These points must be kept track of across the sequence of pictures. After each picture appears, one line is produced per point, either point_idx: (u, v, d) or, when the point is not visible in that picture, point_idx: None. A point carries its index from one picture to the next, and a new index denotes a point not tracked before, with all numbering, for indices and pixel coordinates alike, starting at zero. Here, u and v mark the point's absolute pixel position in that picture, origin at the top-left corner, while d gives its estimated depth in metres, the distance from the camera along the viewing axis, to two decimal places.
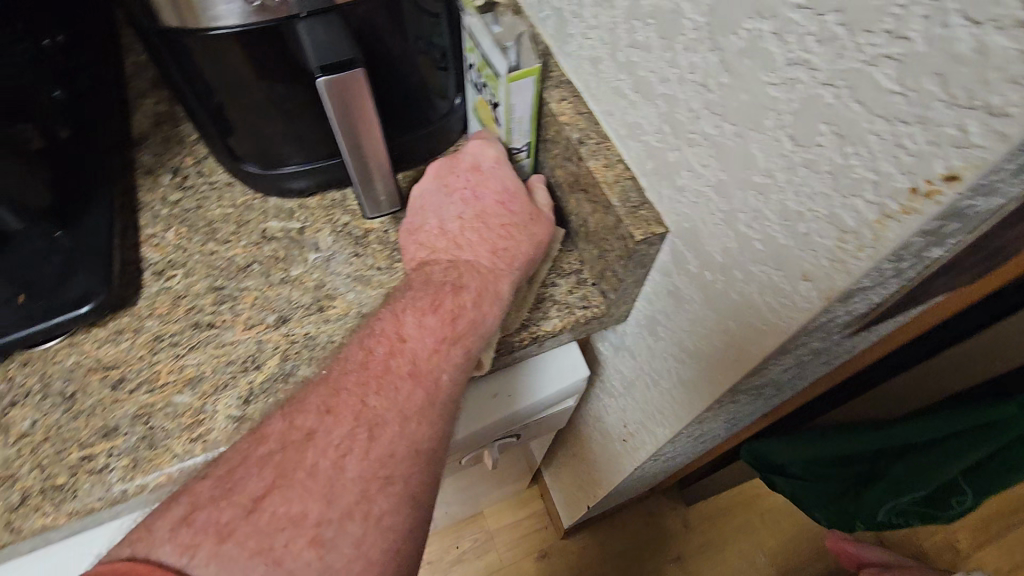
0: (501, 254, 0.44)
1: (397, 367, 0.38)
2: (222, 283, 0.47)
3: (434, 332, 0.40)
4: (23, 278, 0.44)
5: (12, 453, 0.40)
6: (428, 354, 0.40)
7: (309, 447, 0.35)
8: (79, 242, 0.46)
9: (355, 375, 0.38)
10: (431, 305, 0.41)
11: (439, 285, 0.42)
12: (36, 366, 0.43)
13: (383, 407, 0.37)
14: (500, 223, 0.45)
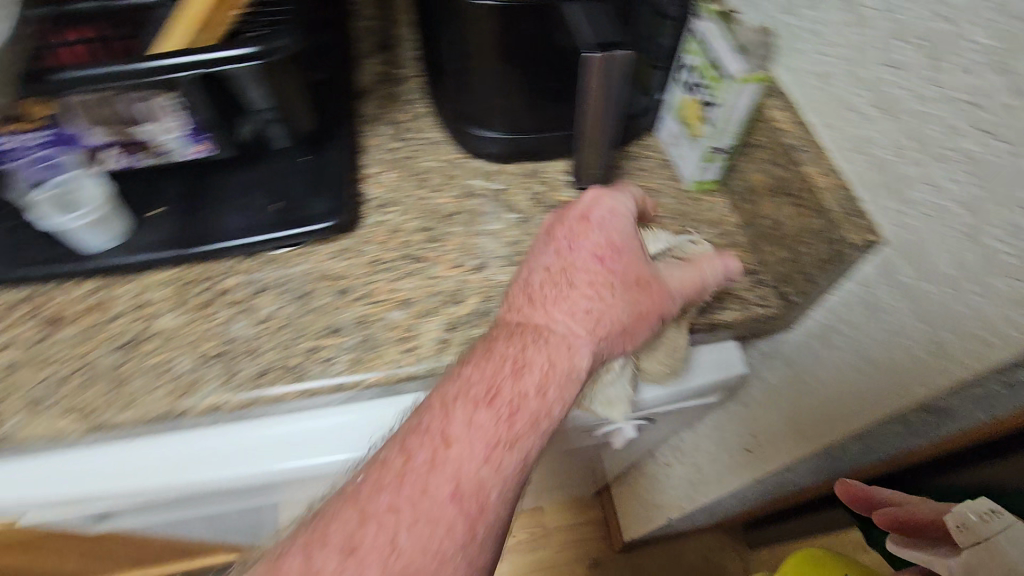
0: (585, 317, 0.42)
1: (459, 455, 0.38)
2: (431, 225, 0.53)
3: (493, 425, 0.39)
4: (280, 191, 0.52)
5: (256, 331, 0.46)
6: (474, 465, 0.38)
7: None
8: (325, 169, 0.53)
9: (389, 495, 0.37)
10: (486, 395, 0.40)
11: (502, 371, 0.40)
12: (277, 265, 0.50)
13: (442, 503, 0.37)
14: (589, 280, 0.42)
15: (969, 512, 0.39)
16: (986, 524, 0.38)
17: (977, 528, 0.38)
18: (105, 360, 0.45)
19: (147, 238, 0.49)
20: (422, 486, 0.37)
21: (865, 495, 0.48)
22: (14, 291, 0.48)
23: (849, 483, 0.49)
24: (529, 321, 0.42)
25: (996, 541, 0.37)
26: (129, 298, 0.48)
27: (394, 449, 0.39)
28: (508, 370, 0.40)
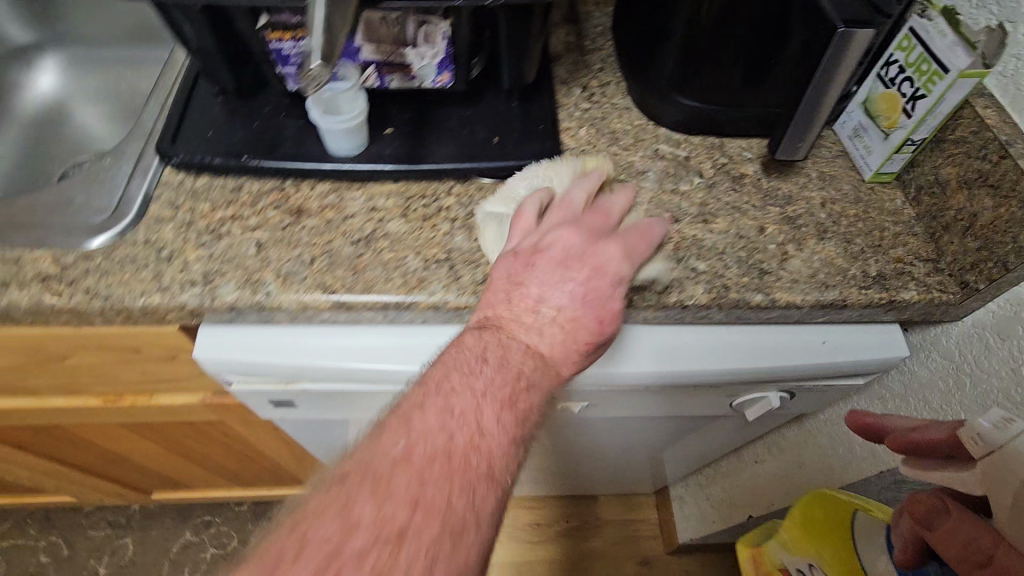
0: (577, 321, 0.43)
1: (428, 458, 0.34)
2: (624, 178, 0.57)
3: (516, 426, 0.38)
4: (495, 128, 0.57)
5: (475, 246, 0.51)
6: (499, 457, 0.37)
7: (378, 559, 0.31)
8: (534, 115, 0.58)
9: (431, 472, 0.34)
10: (510, 396, 0.39)
11: (451, 386, 0.38)
12: (488, 193, 0.55)
13: (472, 486, 0.35)
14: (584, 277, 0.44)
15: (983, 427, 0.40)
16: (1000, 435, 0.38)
17: (988, 443, 0.39)
18: (343, 250, 0.50)
19: (380, 151, 0.54)
20: (400, 493, 0.33)
21: (878, 425, 0.49)
22: (264, 182, 0.54)
23: (862, 415, 0.50)
24: (486, 342, 0.41)
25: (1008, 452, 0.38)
26: (360, 202, 0.53)
27: (347, 475, 0.34)
28: (458, 386, 0.38)
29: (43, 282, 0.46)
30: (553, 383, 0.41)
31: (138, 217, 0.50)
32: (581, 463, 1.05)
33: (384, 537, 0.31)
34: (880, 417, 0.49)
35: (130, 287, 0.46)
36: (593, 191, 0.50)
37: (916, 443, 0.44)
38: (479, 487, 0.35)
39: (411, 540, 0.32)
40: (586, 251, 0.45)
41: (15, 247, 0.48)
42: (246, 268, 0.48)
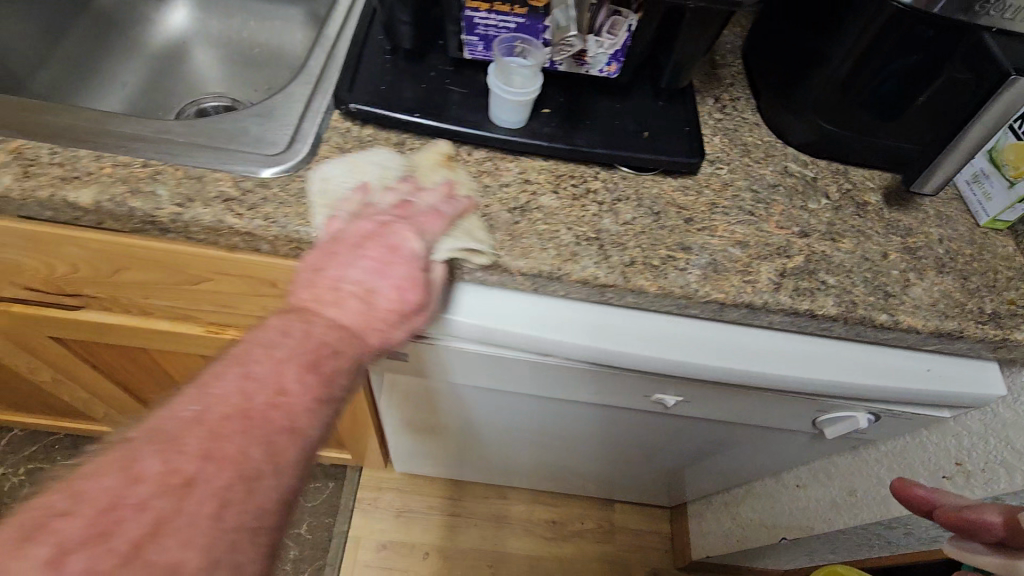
0: (388, 292, 0.43)
1: (223, 415, 0.34)
2: (757, 189, 0.60)
3: (321, 382, 0.38)
4: (644, 122, 0.59)
5: (622, 230, 0.53)
6: (303, 410, 0.37)
7: (180, 500, 0.30)
8: (680, 115, 0.60)
9: (230, 423, 0.34)
10: (314, 356, 0.39)
11: (254, 354, 0.37)
12: (632, 183, 0.58)
13: (272, 433, 0.35)
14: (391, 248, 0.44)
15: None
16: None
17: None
18: (501, 216, 0.52)
19: (538, 128, 0.56)
20: (189, 449, 0.32)
21: (926, 499, 0.50)
22: (424, 141, 0.56)
23: (908, 485, 0.51)
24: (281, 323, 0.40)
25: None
26: (514, 173, 0.56)
27: (138, 435, 0.33)
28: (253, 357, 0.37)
29: (226, 202, 0.48)
30: (369, 346, 0.42)
31: (311, 156, 0.53)
32: (575, 458, 1.06)
33: (168, 489, 0.31)
34: (927, 490, 0.51)
35: (306, 219, 0.49)
36: (428, 190, 0.49)
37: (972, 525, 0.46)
38: (277, 442, 0.35)
39: (199, 488, 0.31)
40: (389, 230, 0.45)
41: (198, 165, 0.50)
42: (319, 209, 0.48)
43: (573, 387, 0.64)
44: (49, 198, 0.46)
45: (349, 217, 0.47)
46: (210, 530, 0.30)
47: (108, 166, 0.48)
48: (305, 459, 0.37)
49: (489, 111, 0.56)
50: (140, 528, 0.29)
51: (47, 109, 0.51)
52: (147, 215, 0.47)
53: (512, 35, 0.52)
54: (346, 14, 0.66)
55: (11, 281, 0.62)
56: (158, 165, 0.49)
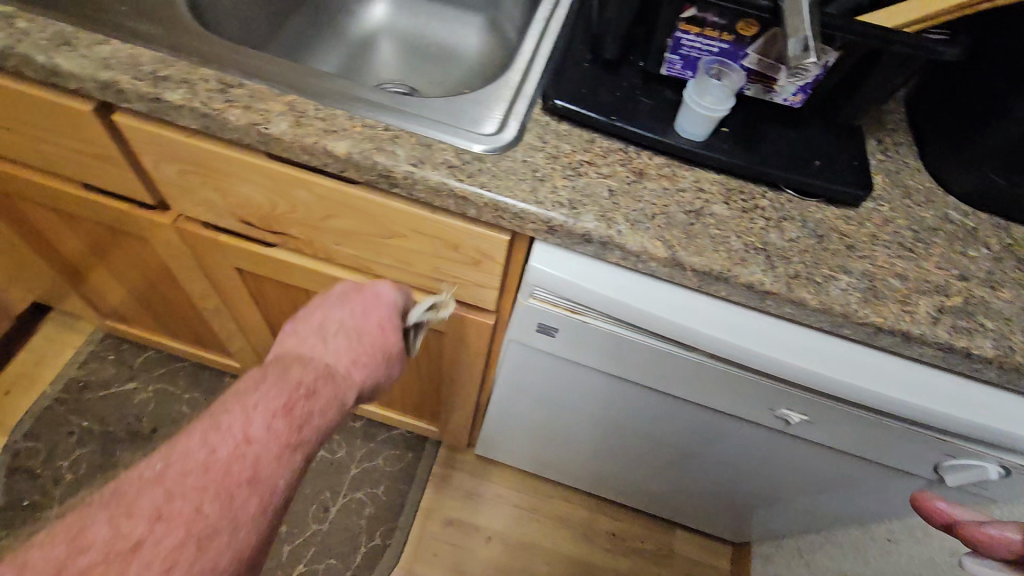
0: (352, 357, 0.54)
1: (184, 472, 0.42)
2: (918, 229, 0.62)
3: (286, 431, 0.46)
4: (817, 151, 0.63)
5: (788, 246, 0.57)
6: (268, 459, 0.45)
7: (131, 557, 0.38)
8: (852, 150, 0.64)
9: (195, 478, 0.42)
10: (280, 411, 0.46)
11: (227, 407, 0.46)
12: (798, 206, 0.61)
13: (238, 483, 0.43)
14: (374, 326, 0.57)
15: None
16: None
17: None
18: (678, 216, 0.58)
19: (717, 143, 0.61)
20: (145, 509, 0.40)
21: (946, 513, 0.41)
22: (611, 142, 0.63)
23: (929, 496, 0.43)
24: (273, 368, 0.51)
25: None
26: (691, 180, 0.61)
27: (108, 494, 0.41)
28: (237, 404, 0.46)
29: (449, 168, 0.56)
30: (336, 395, 0.51)
31: (517, 141, 0.60)
32: (640, 463, 1.09)
33: (117, 553, 0.38)
34: (952, 505, 0.42)
35: (514, 193, 0.56)
36: (390, 298, 0.61)
37: (986, 536, 0.37)
38: (238, 492, 0.43)
39: (147, 548, 0.38)
40: (348, 318, 0.57)
41: (427, 135, 0.58)
42: None
43: (700, 387, 0.68)
44: (312, 145, 0.56)
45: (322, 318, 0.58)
46: None
47: (358, 125, 0.57)
48: (264, 507, 0.44)
49: (675, 122, 0.61)
50: None
51: (310, 73, 0.61)
52: (386, 169, 0.56)
53: (715, 58, 0.58)
54: (544, 25, 0.74)
55: (231, 214, 0.73)
56: (396, 130, 0.58)
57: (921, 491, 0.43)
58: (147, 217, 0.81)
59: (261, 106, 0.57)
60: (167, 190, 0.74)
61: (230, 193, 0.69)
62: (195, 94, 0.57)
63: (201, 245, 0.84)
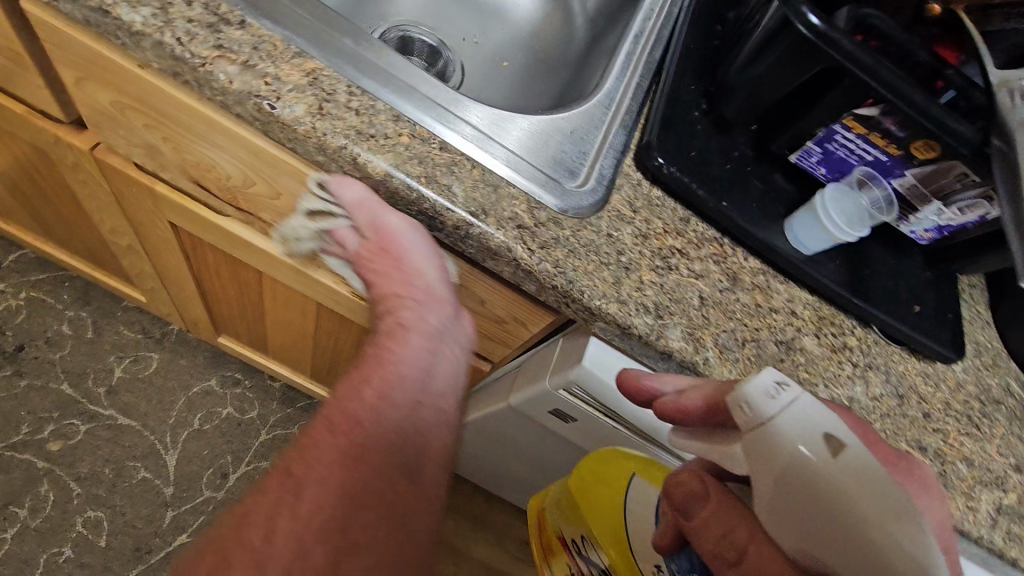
0: (339, 464, 0.38)
1: (319, 437, 0.40)
2: (983, 402, 0.56)
3: (343, 422, 0.40)
4: (912, 293, 0.55)
5: (872, 409, 0.50)
6: (372, 439, 0.40)
7: (300, 456, 0.39)
8: (940, 298, 0.56)
9: (304, 455, 0.39)
10: (343, 419, 0.40)
11: (327, 436, 0.40)
12: (881, 350, 0.53)
13: (322, 467, 0.38)
14: (303, 455, 0.39)
15: (752, 396, 0.35)
16: (768, 404, 0.35)
17: (755, 413, 0.35)
18: (768, 346, 0.47)
19: (822, 261, 0.51)
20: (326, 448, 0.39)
21: (649, 390, 0.43)
22: (705, 227, 0.50)
23: (635, 375, 0.44)
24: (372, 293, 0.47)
25: (773, 423, 0.34)
26: (784, 299, 0.50)
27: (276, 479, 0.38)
28: (376, 381, 0.42)
29: (519, 229, 0.41)
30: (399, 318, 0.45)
31: (602, 204, 0.46)
32: None
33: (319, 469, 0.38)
34: (651, 379, 0.43)
35: (593, 282, 0.42)
36: None
37: (678, 410, 0.40)
38: (360, 418, 0.40)
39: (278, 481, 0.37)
40: (348, 426, 0.40)
41: (505, 177, 0.43)
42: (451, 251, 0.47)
43: None
44: (337, 150, 0.39)
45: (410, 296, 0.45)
46: (325, 476, 0.37)
47: (406, 135, 0.41)
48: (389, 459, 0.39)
49: (787, 226, 0.50)
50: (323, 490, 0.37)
51: (343, 30, 0.42)
52: (435, 210, 0.40)
53: (864, 167, 0.47)
54: (639, 36, 0.57)
55: (182, 170, 0.54)
56: (456, 154, 0.42)
57: (632, 370, 0.45)
58: (53, 133, 0.58)
59: (270, 71, 0.39)
60: (91, 115, 0.53)
61: (187, 151, 0.50)
62: (171, 24, 0.37)
63: (126, 186, 0.63)
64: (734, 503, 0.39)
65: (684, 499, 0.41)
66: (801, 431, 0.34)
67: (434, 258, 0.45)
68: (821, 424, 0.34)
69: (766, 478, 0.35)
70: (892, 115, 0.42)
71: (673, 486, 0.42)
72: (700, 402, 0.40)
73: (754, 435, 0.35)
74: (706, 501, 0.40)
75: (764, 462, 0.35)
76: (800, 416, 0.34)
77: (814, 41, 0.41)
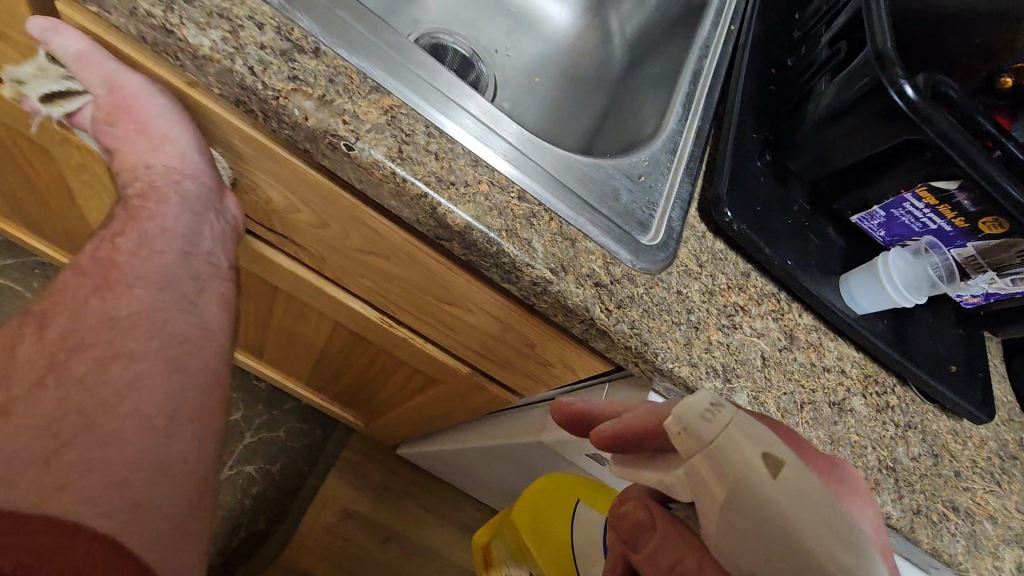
0: (101, 324, 0.38)
1: (80, 298, 0.39)
2: (1004, 457, 0.58)
3: (97, 277, 0.40)
4: (949, 352, 0.55)
5: (913, 470, 0.50)
6: (135, 329, 0.38)
7: (60, 308, 0.39)
8: (972, 357, 0.57)
9: (66, 306, 0.39)
10: (104, 280, 0.40)
11: (87, 291, 0.40)
12: (918, 409, 0.54)
13: (82, 332, 0.37)
14: (58, 302, 0.39)
15: (689, 411, 0.30)
16: (707, 427, 0.29)
17: (695, 437, 0.29)
18: (823, 408, 0.47)
19: (873, 321, 0.51)
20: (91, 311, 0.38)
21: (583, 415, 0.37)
22: (765, 282, 0.49)
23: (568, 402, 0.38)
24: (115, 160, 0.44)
25: (714, 449, 0.28)
26: (835, 358, 0.50)
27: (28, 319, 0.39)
28: (131, 233, 0.42)
29: (597, 287, 0.40)
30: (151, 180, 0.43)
31: (672, 259, 0.44)
32: None
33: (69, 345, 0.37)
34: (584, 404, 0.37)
35: (667, 343, 0.41)
36: None
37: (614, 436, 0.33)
38: (120, 284, 0.40)
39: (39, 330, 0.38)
40: (97, 279, 0.40)
41: (504, 173, 0.40)
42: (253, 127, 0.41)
43: None
44: (416, 197, 0.36)
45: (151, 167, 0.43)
46: (66, 340, 0.37)
47: (485, 182, 0.38)
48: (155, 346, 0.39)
49: (843, 284, 0.50)
50: (96, 354, 0.36)
51: (414, 67, 0.39)
52: (516, 265, 0.38)
53: (924, 233, 0.47)
54: (698, 75, 0.56)
55: None
56: (533, 204, 0.40)
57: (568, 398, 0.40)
58: (60, 133, 0.53)
59: (347, 108, 0.36)
60: None
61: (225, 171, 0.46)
62: (242, 50, 0.34)
63: None
64: (681, 531, 0.31)
65: (631, 534, 0.32)
66: (749, 454, 0.28)
67: (174, 114, 0.42)
68: (765, 444, 0.28)
69: (712, 512, 0.28)
70: (968, 189, 0.42)
71: (615, 520, 0.34)
72: (636, 428, 0.32)
73: (697, 462, 0.29)
74: (654, 531, 0.32)
75: (704, 489, 0.29)
76: (745, 433, 0.29)
77: (907, 112, 0.40)
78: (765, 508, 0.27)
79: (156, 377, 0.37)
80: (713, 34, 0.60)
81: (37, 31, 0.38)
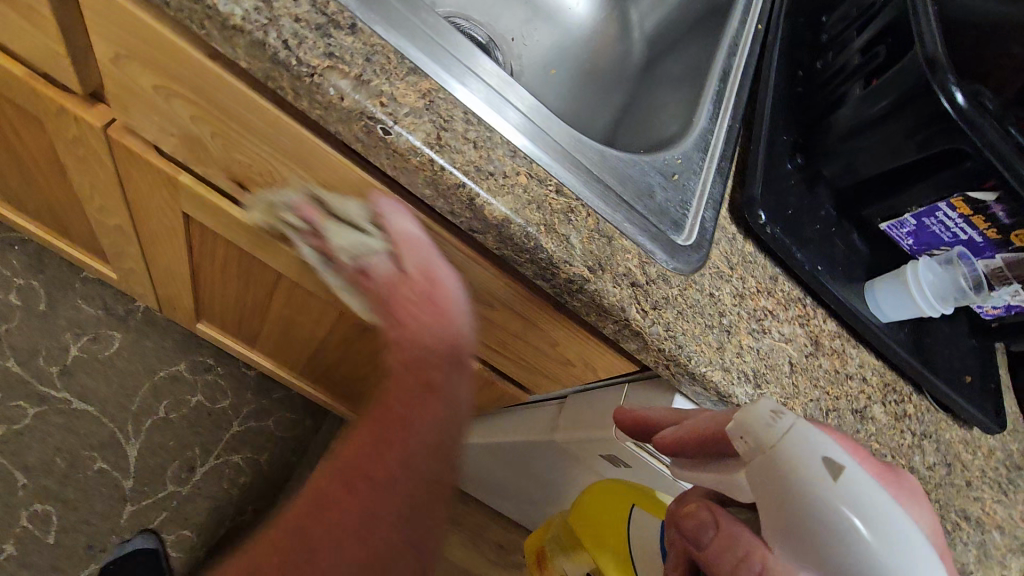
0: (405, 417, 0.38)
1: (381, 420, 0.38)
2: (1010, 467, 0.58)
3: (393, 413, 0.38)
4: (963, 362, 0.55)
5: (926, 479, 0.50)
6: (418, 448, 0.37)
7: (373, 446, 0.37)
8: (984, 368, 0.57)
9: (371, 448, 0.37)
10: (397, 417, 0.38)
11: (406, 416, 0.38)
12: (933, 418, 0.54)
13: (381, 459, 0.37)
14: (371, 433, 0.38)
15: (750, 415, 0.30)
16: (769, 431, 0.29)
17: (756, 440, 0.29)
18: (846, 416, 0.47)
19: (895, 329, 0.51)
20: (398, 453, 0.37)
21: (642, 421, 0.39)
22: (791, 286, 0.49)
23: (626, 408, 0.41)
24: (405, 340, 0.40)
25: (777, 454, 0.28)
26: (857, 365, 0.50)
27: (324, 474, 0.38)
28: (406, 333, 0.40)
29: (633, 288, 0.39)
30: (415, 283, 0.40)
31: (705, 261, 0.43)
32: None
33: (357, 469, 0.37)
34: (643, 411, 0.40)
35: (700, 348, 0.40)
36: None
37: (671, 443, 0.35)
38: (415, 416, 0.38)
39: (334, 471, 0.37)
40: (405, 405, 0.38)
41: (530, 155, 0.38)
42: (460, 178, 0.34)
43: None
44: (454, 188, 0.34)
45: (409, 265, 0.40)
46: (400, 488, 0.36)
47: (524, 174, 0.37)
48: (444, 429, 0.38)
49: (869, 291, 0.50)
50: (405, 484, 0.37)
51: (453, 52, 0.37)
52: (553, 262, 0.37)
53: (952, 244, 0.47)
54: (726, 74, 0.55)
55: (224, 168, 0.47)
56: (571, 199, 0.38)
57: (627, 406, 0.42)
58: (60, 103, 0.50)
59: (385, 89, 0.34)
60: (117, 95, 0.45)
61: (241, 151, 0.43)
62: (276, 22, 0.32)
63: (138, 170, 0.55)
64: (746, 531, 0.30)
65: (691, 536, 0.31)
66: (811, 456, 0.28)
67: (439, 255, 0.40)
68: (827, 448, 0.28)
69: (774, 515, 0.28)
70: (1004, 203, 0.42)
71: (681, 517, 0.32)
72: (693, 434, 0.34)
73: (758, 465, 0.29)
74: (717, 530, 0.30)
75: (765, 491, 0.28)
76: (805, 438, 0.28)
77: (954, 119, 0.40)
78: (831, 516, 0.27)
79: (434, 483, 0.37)
80: (740, 31, 0.59)
81: (385, 208, 0.40)
